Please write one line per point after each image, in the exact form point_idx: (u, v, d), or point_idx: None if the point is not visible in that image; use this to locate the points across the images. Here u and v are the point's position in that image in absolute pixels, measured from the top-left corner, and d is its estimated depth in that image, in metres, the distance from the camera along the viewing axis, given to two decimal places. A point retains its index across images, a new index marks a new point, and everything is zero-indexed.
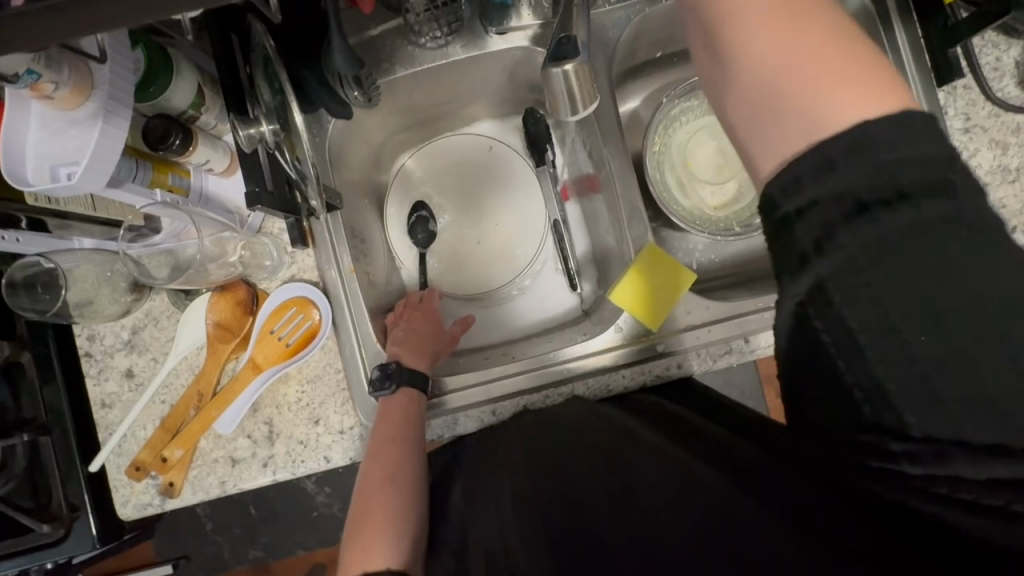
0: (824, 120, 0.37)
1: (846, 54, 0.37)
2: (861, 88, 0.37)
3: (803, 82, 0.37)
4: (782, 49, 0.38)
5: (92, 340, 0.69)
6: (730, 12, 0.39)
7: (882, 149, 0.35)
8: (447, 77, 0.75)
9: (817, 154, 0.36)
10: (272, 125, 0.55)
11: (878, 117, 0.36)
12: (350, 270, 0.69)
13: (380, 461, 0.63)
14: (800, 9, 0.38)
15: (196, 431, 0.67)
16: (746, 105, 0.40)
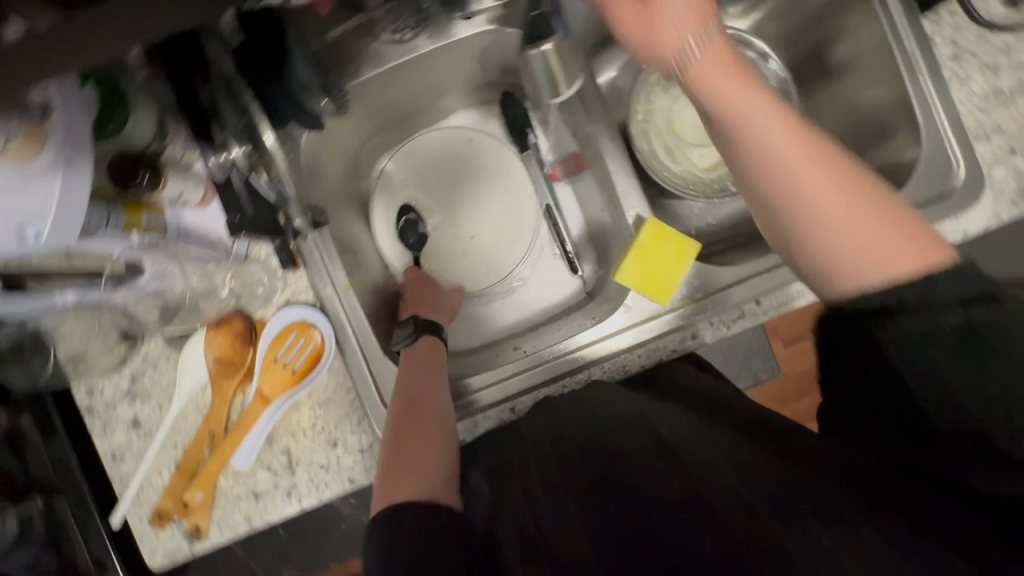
0: (869, 260, 0.47)
1: (899, 224, 0.47)
2: (902, 231, 0.47)
3: (857, 243, 0.47)
4: (865, 229, 0.47)
5: (92, 395, 0.67)
6: (801, 200, 0.48)
7: (953, 288, 0.43)
8: (417, 71, 0.72)
9: (896, 295, 0.44)
10: (243, 148, 0.51)
11: (921, 274, 0.44)
12: (346, 287, 0.66)
13: (409, 407, 0.60)
14: (845, 183, 0.48)
15: (214, 471, 0.65)
16: (822, 255, 0.49)
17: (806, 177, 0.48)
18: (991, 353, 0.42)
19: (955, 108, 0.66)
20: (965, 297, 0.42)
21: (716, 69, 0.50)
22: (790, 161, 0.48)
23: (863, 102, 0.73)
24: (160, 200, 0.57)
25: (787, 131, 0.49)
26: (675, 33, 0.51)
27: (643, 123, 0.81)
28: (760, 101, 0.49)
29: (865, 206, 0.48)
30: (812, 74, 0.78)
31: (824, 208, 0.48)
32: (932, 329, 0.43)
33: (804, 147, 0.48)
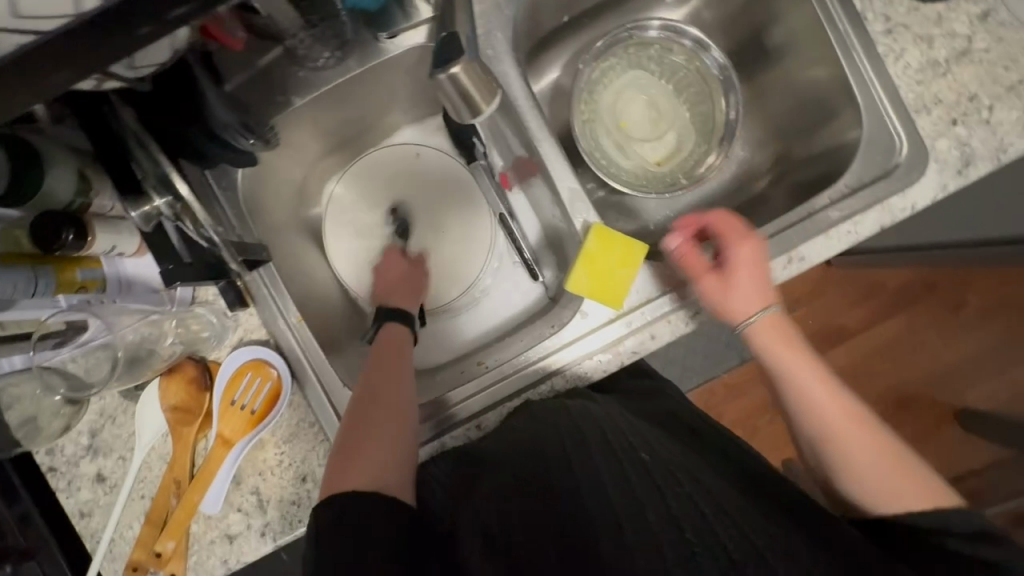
0: (886, 494, 0.55)
1: (899, 464, 0.56)
2: (910, 473, 0.55)
3: (873, 474, 0.56)
4: (859, 436, 0.57)
5: (52, 454, 0.66)
6: (810, 405, 0.59)
7: (956, 520, 0.52)
8: (352, 94, 0.71)
9: (914, 519, 0.53)
10: (165, 198, 0.51)
11: (929, 509, 0.53)
12: (298, 320, 0.66)
13: (372, 397, 0.60)
14: (857, 438, 0.57)
15: (183, 518, 0.64)
16: (837, 459, 0.57)
17: (840, 424, 0.58)
18: (992, 548, 0.50)
19: (892, 83, 0.65)
20: (966, 532, 0.51)
21: (773, 340, 0.62)
22: (838, 423, 0.58)
23: (803, 81, 0.74)
24: (95, 254, 0.56)
25: (820, 379, 0.60)
26: (740, 309, 0.63)
27: (591, 123, 0.80)
28: (807, 369, 0.60)
29: (890, 453, 0.56)
30: (751, 60, 0.80)
31: (847, 447, 0.57)
32: (957, 543, 0.51)
33: (847, 412, 0.58)
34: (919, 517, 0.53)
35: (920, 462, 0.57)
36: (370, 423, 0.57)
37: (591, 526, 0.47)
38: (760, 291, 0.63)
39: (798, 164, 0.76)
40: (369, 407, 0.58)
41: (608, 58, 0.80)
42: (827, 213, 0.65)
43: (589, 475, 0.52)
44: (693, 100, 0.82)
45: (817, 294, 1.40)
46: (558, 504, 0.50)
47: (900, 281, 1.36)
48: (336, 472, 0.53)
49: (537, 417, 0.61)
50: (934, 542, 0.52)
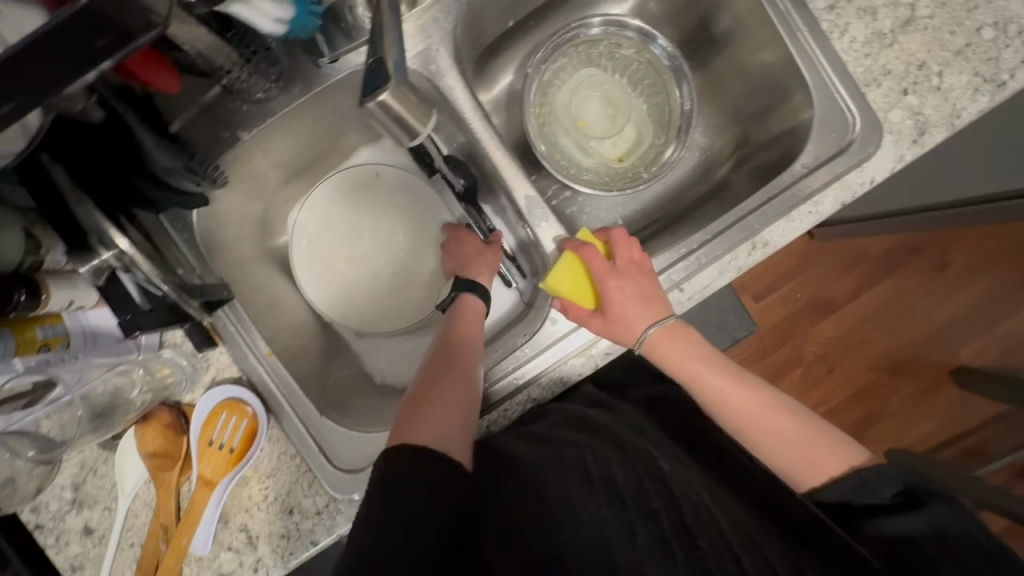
0: (806, 470, 0.56)
1: (818, 434, 0.57)
2: (827, 443, 0.56)
3: (798, 452, 0.56)
4: (772, 420, 0.59)
5: (38, 511, 0.66)
6: (721, 403, 0.61)
7: (884, 488, 0.50)
8: (301, 122, 0.70)
9: (848, 480, 0.53)
10: (111, 251, 0.50)
11: (849, 474, 0.53)
12: (268, 353, 0.67)
13: (451, 373, 0.61)
14: (771, 422, 0.59)
15: (174, 563, 0.64)
16: (766, 449, 0.58)
17: (751, 417, 0.60)
18: (914, 510, 0.46)
19: (838, 59, 0.65)
20: (896, 495, 0.49)
21: (672, 345, 0.64)
22: (738, 415, 0.60)
23: (752, 66, 0.74)
24: (53, 310, 0.55)
25: (723, 376, 0.62)
26: (630, 319, 0.63)
27: (548, 126, 0.80)
28: (708, 369, 0.63)
29: (806, 430, 0.57)
30: (701, 48, 0.80)
31: (763, 435, 0.59)
32: (899, 518, 0.47)
33: (753, 403, 0.60)
34: (849, 489, 0.52)
35: (838, 432, 0.57)
36: (443, 390, 0.59)
37: (602, 530, 0.46)
38: (649, 299, 0.63)
39: (757, 147, 0.76)
40: (440, 377, 0.61)
41: (558, 59, 0.79)
42: (799, 186, 0.65)
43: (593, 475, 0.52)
44: (648, 92, 0.81)
45: (803, 267, 1.34)
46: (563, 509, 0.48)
47: (885, 245, 1.31)
48: (407, 428, 0.55)
49: (548, 429, 0.61)
50: (893, 521, 0.47)
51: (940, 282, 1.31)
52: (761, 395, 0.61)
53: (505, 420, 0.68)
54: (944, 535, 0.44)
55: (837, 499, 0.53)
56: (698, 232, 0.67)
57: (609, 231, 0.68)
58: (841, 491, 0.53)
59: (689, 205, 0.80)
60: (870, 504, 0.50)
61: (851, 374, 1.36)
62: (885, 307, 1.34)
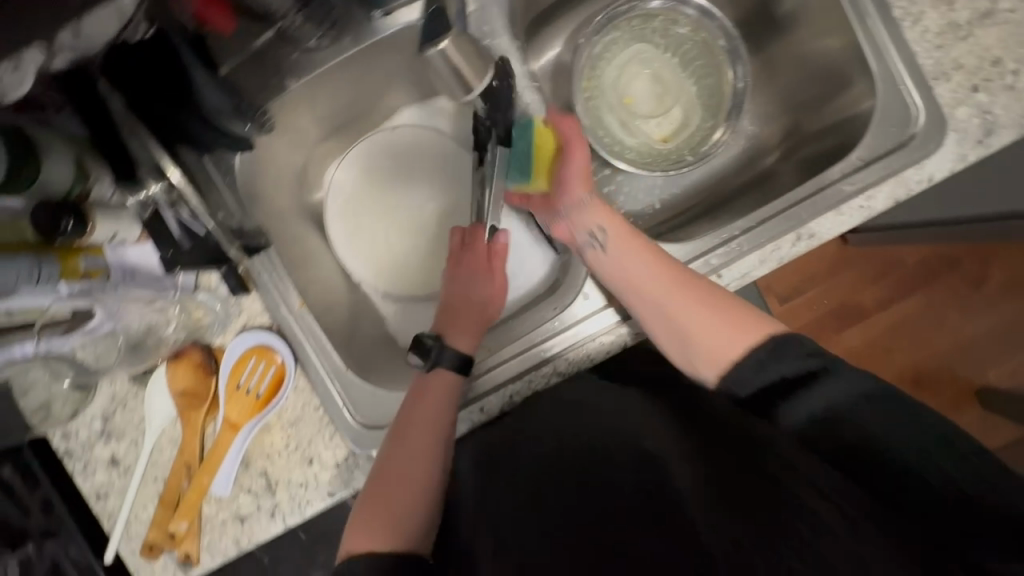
0: (721, 349, 0.57)
1: (729, 307, 0.59)
2: (742, 316, 0.58)
3: (716, 330, 0.58)
4: (686, 312, 0.59)
5: (67, 437, 0.67)
6: (655, 302, 0.61)
7: (794, 353, 0.53)
8: (347, 76, 0.70)
9: (770, 346, 0.54)
10: (160, 183, 0.53)
11: (765, 342, 0.55)
12: (300, 305, 0.67)
13: (397, 461, 0.60)
14: (693, 307, 0.59)
15: (195, 500, 0.66)
16: (689, 342, 0.59)
17: (666, 292, 0.60)
18: (835, 380, 0.50)
19: (908, 49, 0.62)
20: (810, 358, 0.52)
21: (620, 244, 0.64)
22: (655, 286, 0.61)
23: (813, 52, 0.71)
24: (94, 241, 0.55)
25: (642, 249, 0.63)
26: (574, 194, 0.69)
27: (593, 100, 0.78)
28: (633, 259, 0.63)
29: (720, 306, 0.59)
30: (760, 30, 0.77)
31: (683, 317, 0.59)
32: (826, 384, 0.50)
33: (662, 275, 0.61)
34: (764, 360, 0.54)
35: (747, 306, 0.59)
36: (409, 463, 0.59)
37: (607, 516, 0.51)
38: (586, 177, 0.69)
39: (807, 138, 0.74)
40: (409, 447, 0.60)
41: (610, 31, 0.77)
42: (838, 186, 0.63)
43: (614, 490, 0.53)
44: (699, 73, 0.79)
45: (834, 271, 1.30)
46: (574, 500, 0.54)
47: (919, 255, 1.29)
48: (357, 526, 0.57)
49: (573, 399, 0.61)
50: (811, 399, 0.50)
51: (972, 297, 1.29)
52: (674, 267, 0.62)
53: (527, 390, 0.67)
54: (912, 426, 0.47)
55: (754, 387, 0.54)
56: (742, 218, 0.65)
57: (570, 116, 0.72)
58: (766, 374, 0.53)
59: (732, 193, 0.78)
60: (789, 372, 0.52)
61: None
62: (914, 318, 1.30)
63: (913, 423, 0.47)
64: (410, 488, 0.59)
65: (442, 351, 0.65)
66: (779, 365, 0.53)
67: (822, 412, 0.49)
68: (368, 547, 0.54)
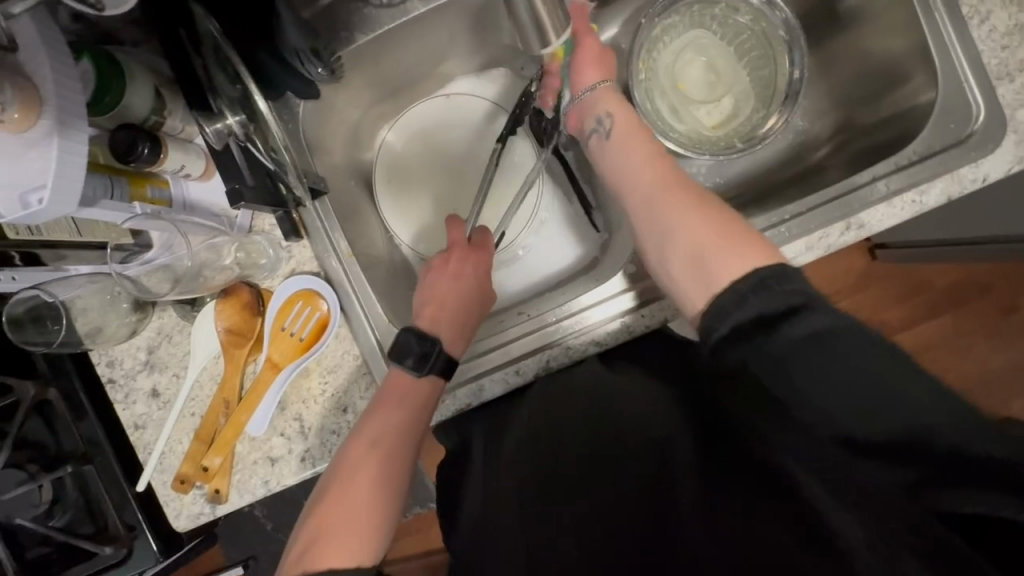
0: (717, 270, 0.50)
1: (726, 229, 0.52)
2: (743, 239, 0.51)
3: (709, 251, 0.51)
4: (683, 219, 0.54)
5: (112, 366, 0.69)
6: (649, 203, 0.57)
7: (782, 285, 0.43)
8: (412, 37, 0.71)
9: (756, 278, 0.44)
10: (238, 117, 0.54)
11: (750, 274, 0.45)
12: (349, 255, 0.69)
13: (363, 469, 0.57)
14: (690, 216, 0.54)
15: (231, 437, 0.67)
16: (680, 255, 0.53)
17: (666, 199, 0.56)
18: (820, 313, 0.40)
19: (974, 47, 0.62)
20: (796, 294, 0.42)
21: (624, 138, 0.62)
22: (655, 191, 0.58)
23: (874, 48, 0.72)
24: (162, 174, 0.58)
25: (648, 146, 0.61)
26: (580, 81, 0.67)
27: (647, 81, 0.79)
28: (638, 156, 0.61)
29: (719, 223, 0.53)
30: (819, 26, 0.77)
31: (677, 224, 0.54)
32: (810, 317, 0.40)
33: (661, 180, 0.58)
34: (746, 294, 0.44)
35: (752, 234, 0.51)
36: (369, 471, 0.57)
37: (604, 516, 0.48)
38: (603, 64, 0.67)
39: (860, 132, 0.75)
40: (375, 453, 0.58)
41: (671, 15, 0.78)
42: (872, 187, 0.63)
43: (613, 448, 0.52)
44: (755, 64, 0.80)
45: (860, 287, 1.27)
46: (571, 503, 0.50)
47: (950, 276, 1.25)
48: (321, 539, 0.52)
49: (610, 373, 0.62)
50: (794, 327, 0.40)
51: (1003, 326, 1.25)
52: (675, 176, 0.59)
53: (564, 357, 0.68)
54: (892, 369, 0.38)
55: (736, 318, 0.43)
56: (793, 203, 0.65)
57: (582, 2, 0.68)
58: (749, 309, 0.43)
59: (777, 185, 0.78)
60: (773, 300, 0.42)
61: None
62: (941, 342, 1.27)
63: (908, 371, 0.38)
64: (379, 498, 0.56)
65: (438, 352, 0.63)
66: (763, 297, 0.43)
67: (803, 342, 0.40)
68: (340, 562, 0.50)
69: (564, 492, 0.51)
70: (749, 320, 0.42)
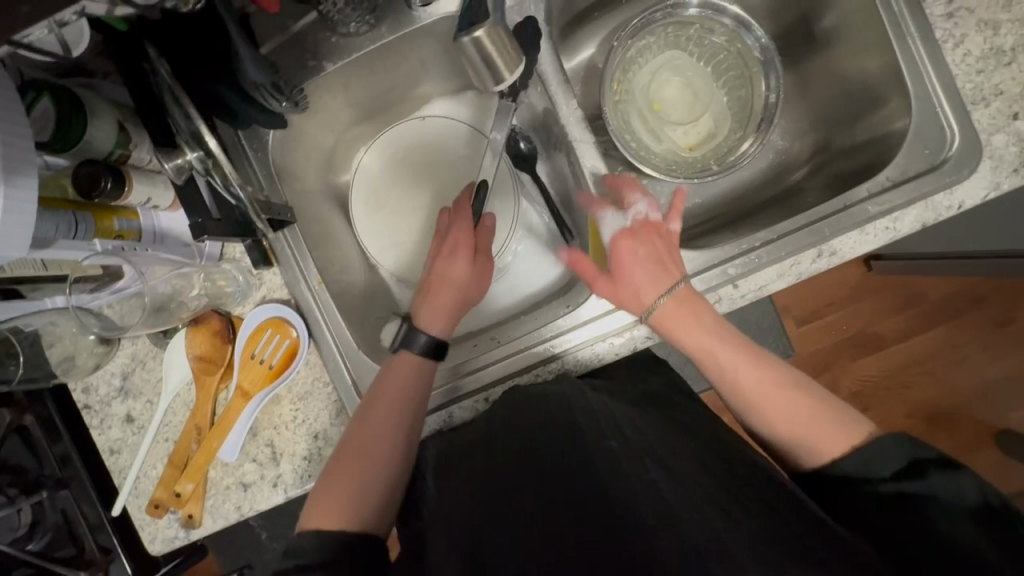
0: (814, 444, 0.54)
1: (816, 403, 0.55)
2: (831, 418, 0.54)
3: (809, 442, 0.54)
4: (782, 406, 0.55)
5: (88, 392, 0.70)
6: (739, 389, 0.57)
7: (885, 464, 0.50)
8: (383, 64, 0.72)
9: (861, 456, 0.51)
10: (197, 153, 0.54)
11: (852, 454, 0.51)
12: (318, 282, 0.68)
13: (362, 439, 0.59)
14: (791, 402, 0.55)
15: (202, 464, 0.67)
16: (779, 434, 0.56)
17: (758, 398, 0.56)
18: (922, 481, 0.47)
19: (947, 72, 0.61)
20: (895, 472, 0.49)
21: (682, 311, 0.59)
22: (751, 385, 0.56)
23: (850, 71, 0.71)
24: (131, 206, 0.58)
25: (735, 344, 0.58)
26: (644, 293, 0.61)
27: (622, 104, 0.78)
28: (712, 339, 0.58)
29: (807, 396, 0.56)
30: (796, 46, 0.77)
31: (773, 406, 0.56)
32: (890, 486, 0.48)
33: (753, 372, 0.57)
34: (852, 475, 0.51)
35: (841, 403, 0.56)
36: (361, 457, 0.58)
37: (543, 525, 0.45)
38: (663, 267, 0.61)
39: (837, 154, 0.74)
40: (364, 440, 0.59)
41: (645, 37, 0.77)
42: (846, 214, 0.62)
43: (560, 462, 0.49)
44: (733, 83, 0.79)
45: (855, 298, 1.25)
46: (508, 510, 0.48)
47: (942, 289, 1.23)
48: (320, 500, 0.55)
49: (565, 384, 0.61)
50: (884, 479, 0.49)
51: (996, 339, 1.23)
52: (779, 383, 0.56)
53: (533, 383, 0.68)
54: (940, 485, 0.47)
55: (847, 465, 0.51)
56: (765, 230, 0.64)
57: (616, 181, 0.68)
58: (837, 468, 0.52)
59: (755, 207, 0.77)
60: (870, 479, 0.50)
61: (885, 420, 1.28)
62: (934, 355, 1.25)
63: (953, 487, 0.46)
64: (376, 468, 0.58)
65: (413, 333, 0.64)
66: (857, 504, 0.49)
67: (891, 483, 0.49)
68: (331, 522, 0.53)
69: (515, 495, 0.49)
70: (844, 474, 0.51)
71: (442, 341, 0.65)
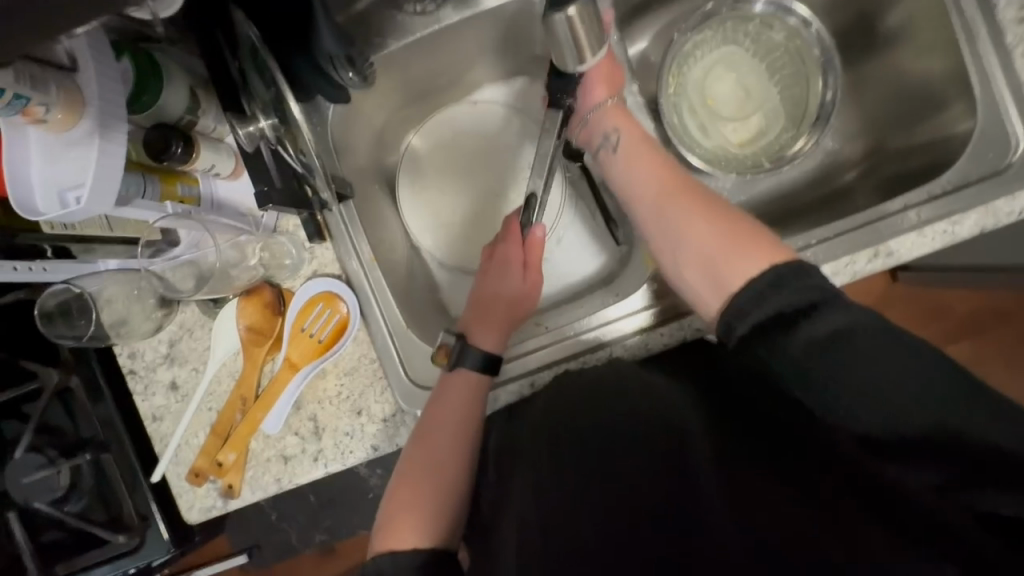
0: (727, 279, 0.53)
1: (736, 231, 0.55)
2: (745, 244, 0.54)
3: (722, 255, 0.54)
4: (703, 242, 0.56)
5: (134, 357, 0.70)
6: (660, 198, 0.61)
7: (797, 280, 0.47)
8: (444, 44, 0.72)
9: (772, 275, 0.48)
10: (271, 121, 0.55)
11: (767, 270, 0.49)
12: (371, 259, 0.69)
13: (428, 459, 0.60)
14: (720, 220, 0.57)
15: (245, 434, 0.67)
16: (695, 238, 0.57)
17: (677, 206, 0.60)
18: (824, 317, 0.44)
19: (1016, 76, 0.61)
20: (813, 287, 0.46)
21: (630, 138, 0.66)
22: (657, 190, 0.62)
23: (911, 73, 0.71)
24: (193, 173, 0.59)
25: (651, 159, 0.64)
26: (591, 99, 0.67)
27: (676, 97, 0.78)
28: (639, 155, 0.65)
29: (725, 230, 0.56)
30: (855, 47, 0.77)
31: (695, 238, 0.57)
32: (802, 325, 0.45)
33: (664, 184, 0.62)
34: (765, 292, 0.48)
35: (760, 231, 0.55)
36: (423, 480, 0.59)
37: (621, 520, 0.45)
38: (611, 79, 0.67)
39: (891, 158, 0.74)
40: (425, 465, 0.59)
41: (703, 30, 0.77)
42: (904, 216, 0.62)
43: (622, 454, 0.50)
44: (787, 82, 0.78)
45: (880, 309, 1.25)
46: (580, 500, 0.47)
47: (969, 304, 1.22)
48: (390, 523, 0.57)
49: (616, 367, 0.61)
50: (814, 325, 0.44)
51: (1020, 357, 1.23)
52: (680, 180, 0.62)
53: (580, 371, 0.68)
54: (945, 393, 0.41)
55: (755, 317, 0.47)
56: (820, 228, 0.64)
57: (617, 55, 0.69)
58: (768, 307, 0.47)
59: (803, 206, 0.77)
60: (761, 322, 0.47)
61: None
62: None
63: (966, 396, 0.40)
64: (442, 492, 0.58)
65: (467, 350, 0.64)
66: (778, 295, 0.47)
67: (823, 342, 0.44)
68: (405, 541, 0.54)
69: (576, 485, 0.49)
70: (765, 317, 0.47)
71: (495, 356, 0.65)
